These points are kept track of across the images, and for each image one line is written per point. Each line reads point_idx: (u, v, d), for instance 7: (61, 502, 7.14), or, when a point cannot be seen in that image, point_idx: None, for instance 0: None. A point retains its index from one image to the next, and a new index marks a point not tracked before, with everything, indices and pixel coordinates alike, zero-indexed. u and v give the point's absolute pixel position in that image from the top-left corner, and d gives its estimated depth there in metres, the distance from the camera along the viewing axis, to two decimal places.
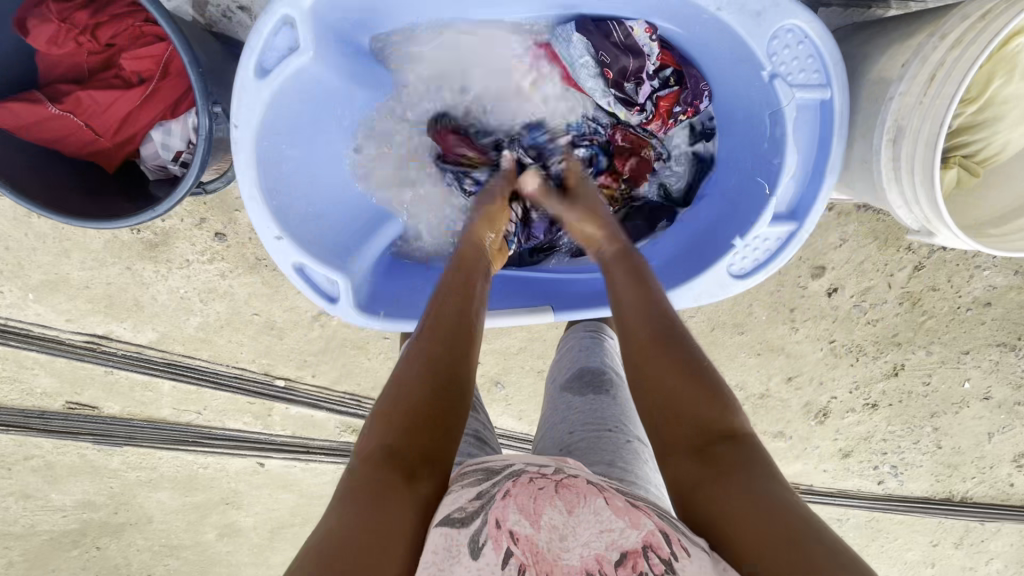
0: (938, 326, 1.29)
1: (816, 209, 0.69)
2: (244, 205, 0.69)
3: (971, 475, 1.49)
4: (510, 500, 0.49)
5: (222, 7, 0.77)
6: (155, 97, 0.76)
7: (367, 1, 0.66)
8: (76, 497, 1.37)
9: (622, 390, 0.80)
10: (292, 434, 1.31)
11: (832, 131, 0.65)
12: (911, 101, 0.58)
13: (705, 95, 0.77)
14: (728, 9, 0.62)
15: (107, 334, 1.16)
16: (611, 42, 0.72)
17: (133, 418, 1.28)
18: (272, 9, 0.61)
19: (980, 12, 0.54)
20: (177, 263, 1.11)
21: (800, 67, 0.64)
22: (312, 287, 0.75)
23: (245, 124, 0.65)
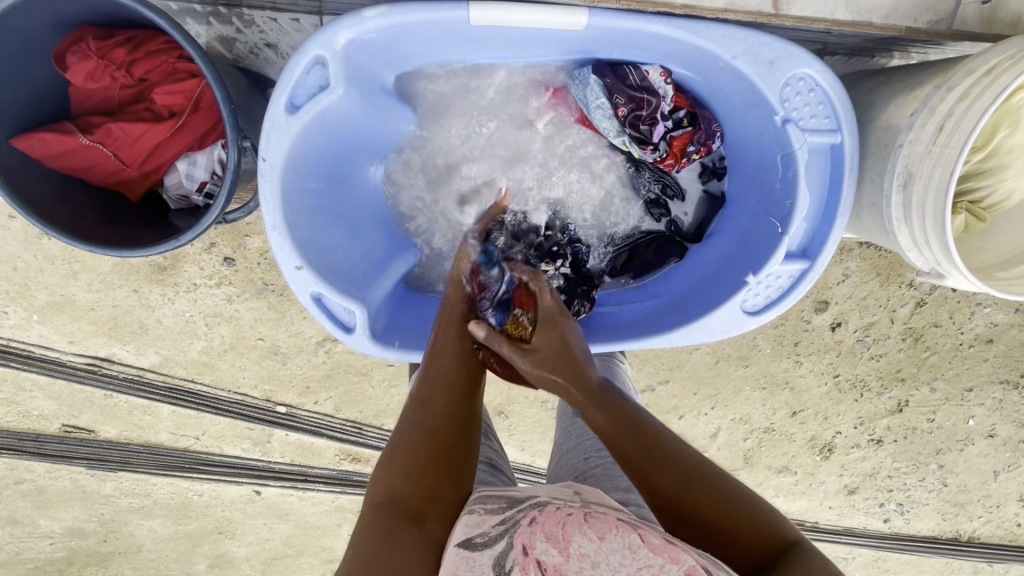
0: (942, 362, 1.30)
1: (827, 249, 0.70)
2: (266, 235, 0.69)
3: (978, 514, 1.49)
4: (538, 529, 0.50)
5: (249, 44, 0.79)
6: (184, 129, 0.77)
7: (394, 42, 0.67)
8: (65, 524, 1.34)
9: None
10: (291, 462, 1.29)
11: (842, 175, 0.67)
12: (920, 149, 0.60)
13: (717, 136, 0.79)
14: (743, 57, 0.64)
15: (108, 356, 1.15)
16: (627, 84, 0.73)
17: (129, 443, 1.25)
18: (305, 49, 0.62)
19: (984, 68, 0.57)
20: (185, 287, 1.11)
21: (811, 113, 0.66)
22: (327, 313, 0.75)
23: (273, 157, 0.66)
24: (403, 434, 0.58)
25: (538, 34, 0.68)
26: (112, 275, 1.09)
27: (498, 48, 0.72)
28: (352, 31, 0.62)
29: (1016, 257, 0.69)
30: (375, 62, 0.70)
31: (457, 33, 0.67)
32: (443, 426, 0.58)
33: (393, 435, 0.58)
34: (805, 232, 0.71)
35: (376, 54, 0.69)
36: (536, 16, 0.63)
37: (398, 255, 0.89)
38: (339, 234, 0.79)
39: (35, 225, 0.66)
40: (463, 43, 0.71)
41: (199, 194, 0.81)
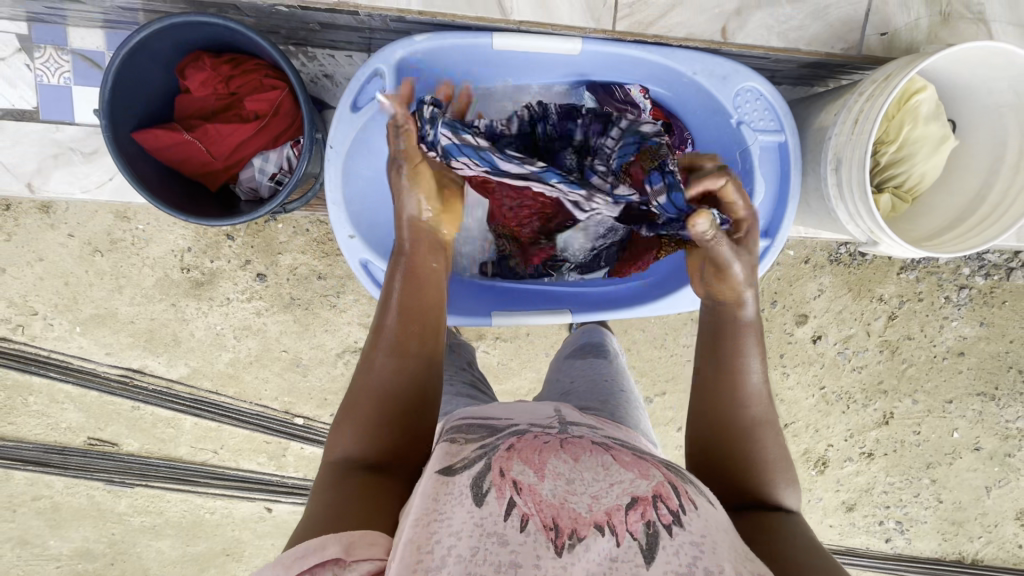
0: (920, 374, 1.39)
1: (786, 226, 0.83)
2: (327, 207, 0.82)
3: (977, 533, 1.52)
4: (514, 454, 0.54)
5: (311, 74, 0.94)
6: (265, 130, 0.84)
7: (431, 63, 0.84)
8: (75, 545, 1.35)
9: (617, 357, 0.90)
10: (304, 476, 1.33)
11: (788, 165, 0.82)
12: (844, 138, 0.73)
13: (689, 142, 0.91)
14: (702, 73, 0.81)
15: (141, 367, 1.23)
16: (614, 97, 0.89)
17: (149, 457, 1.30)
18: (368, 64, 0.78)
19: (882, 77, 0.71)
20: (218, 301, 1.21)
21: (759, 116, 0.81)
22: (370, 279, 0.87)
23: (338, 145, 0.80)
24: (354, 394, 0.65)
25: (540, 59, 0.85)
26: (153, 290, 1.19)
27: (509, 70, 0.88)
28: (404, 50, 0.79)
29: (944, 231, 0.82)
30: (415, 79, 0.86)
31: (476, 56, 0.84)
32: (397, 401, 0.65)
33: (344, 397, 0.66)
34: (766, 215, 0.84)
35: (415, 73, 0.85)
36: (540, 41, 0.81)
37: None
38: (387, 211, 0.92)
39: (143, 197, 0.73)
40: (482, 65, 0.86)
41: (268, 186, 0.87)
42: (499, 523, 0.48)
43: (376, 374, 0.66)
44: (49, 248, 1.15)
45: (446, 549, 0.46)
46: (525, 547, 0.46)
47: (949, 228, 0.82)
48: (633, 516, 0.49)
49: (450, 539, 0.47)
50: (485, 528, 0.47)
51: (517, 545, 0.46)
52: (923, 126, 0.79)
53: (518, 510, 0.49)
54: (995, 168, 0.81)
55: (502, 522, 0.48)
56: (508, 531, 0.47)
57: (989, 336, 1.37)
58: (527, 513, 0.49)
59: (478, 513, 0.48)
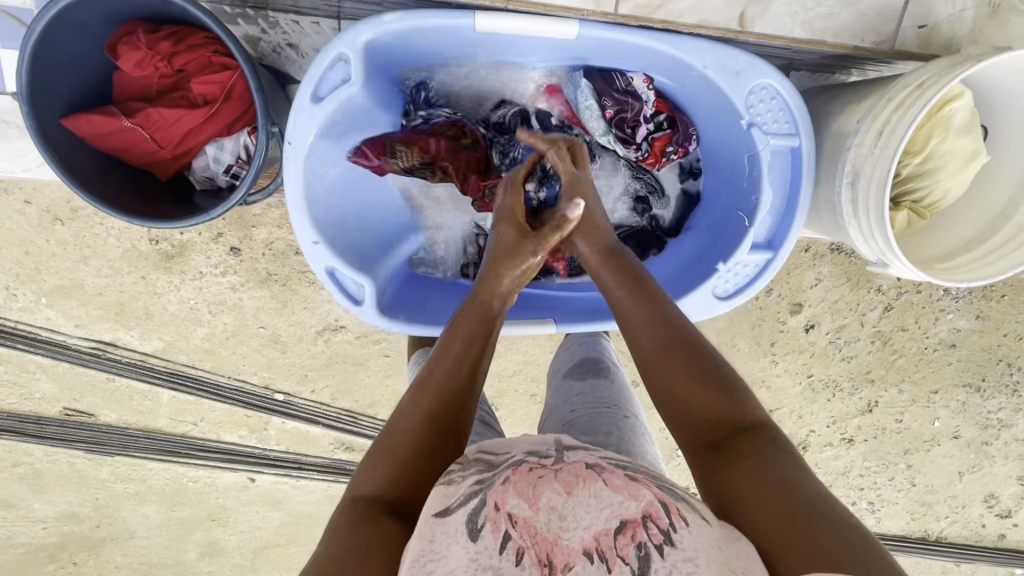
0: (908, 365, 1.38)
1: (790, 241, 0.78)
2: (289, 212, 0.74)
3: (944, 513, 1.58)
4: (510, 486, 0.51)
5: (273, 44, 0.84)
6: (216, 117, 0.76)
7: (409, 44, 0.76)
8: (60, 508, 1.36)
9: (619, 374, 0.84)
10: (286, 449, 1.33)
11: (801, 173, 0.75)
12: (865, 151, 0.67)
13: (693, 138, 0.86)
14: (713, 67, 0.73)
15: (113, 340, 1.19)
16: (614, 88, 0.82)
17: (128, 428, 1.28)
18: (331, 47, 0.69)
19: (916, 83, 0.64)
20: (191, 274, 1.15)
21: (773, 118, 0.74)
22: (340, 289, 0.80)
23: (297, 141, 0.72)
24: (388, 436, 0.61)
25: (530, 42, 0.77)
26: (120, 261, 1.13)
27: (500, 52, 0.80)
28: (372, 31, 0.70)
29: (956, 251, 0.78)
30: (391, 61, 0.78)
31: (460, 38, 0.75)
32: (433, 442, 0.60)
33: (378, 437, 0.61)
34: (769, 226, 0.79)
35: (388, 54, 0.76)
36: (530, 24, 0.72)
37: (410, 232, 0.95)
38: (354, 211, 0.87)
39: (82, 197, 0.66)
40: (469, 48, 0.78)
41: (225, 177, 0.80)
42: (494, 556, 0.46)
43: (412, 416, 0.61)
44: (5, 215, 1.08)
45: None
46: None
47: (964, 248, 0.78)
48: (624, 539, 0.47)
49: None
50: (479, 561, 0.45)
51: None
52: (954, 138, 0.72)
53: (513, 543, 0.47)
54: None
55: (497, 557, 0.46)
56: (502, 565, 0.46)
57: (983, 329, 1.34)
58: (522, 546, 0.47)
59: (472, 547, 0.47)
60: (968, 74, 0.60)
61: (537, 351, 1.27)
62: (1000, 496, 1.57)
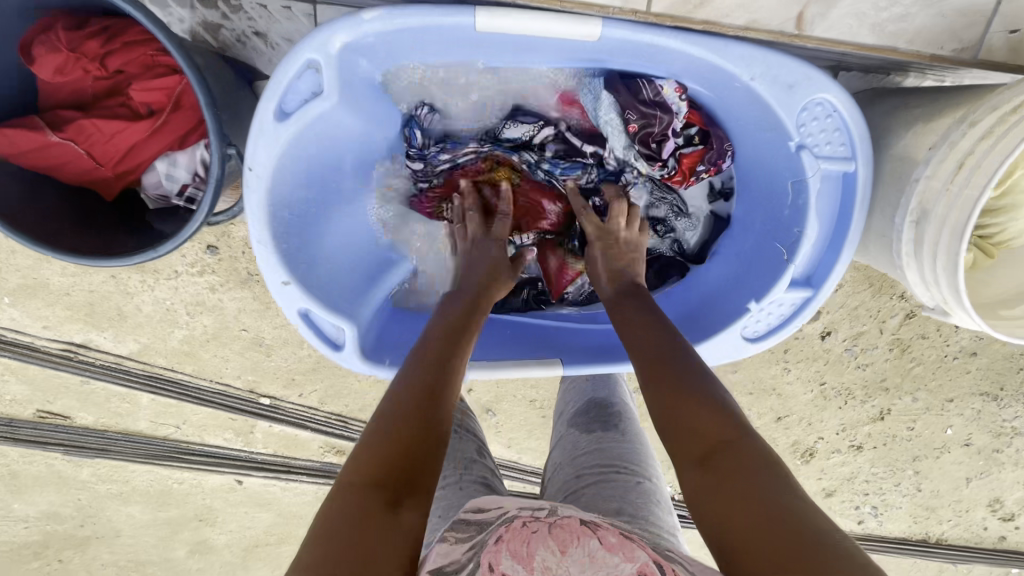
0: (925, 373, 1.32)
1: (831, 279, 0.75)
2: (254, 249, 0.71)
3: (946, 517, 1.56)
4: (503, 546, 0.51)
5: (237, 32, 0.76)
6: (163, 129, 0.74)
7: (391, 46, 0.67)
8: (41, 508, 1.31)
9: (630, 425, 0.83)
10: (273, 453, 1.27)
11: (853, 202, 0.70)
12: (937, 185, 0.62)
13: (727, 155, 0.81)
14: (761, 78, 0.66)
15: (85, 342, 1.11)
16: (639, 100, 0.75)
17: (107, 430, 1.22)
18: (297, 54, 0.63)
19: (1008, 106, 0.57)
20: (165, 274, 1.06)
21: (826, 139, 0.69)
22: (316, 331, 0.79)
23: (258, 167, 0.67)
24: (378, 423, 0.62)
25: (548, 44, 0.68)
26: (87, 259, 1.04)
27: (509, 52, 0.70)
28: (348, 35, 0.62)
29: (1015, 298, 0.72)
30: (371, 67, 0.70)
31: (459, 40, 0.67)
32: (421, 427, 0.61)
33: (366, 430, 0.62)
34: (811, 261, 0.76)
35: (367, 60, 0.68)
36: (545, 24, 0.63)
37: (393, 265, 0.92)
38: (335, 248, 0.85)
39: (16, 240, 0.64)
40: (470, 48, 0.69)
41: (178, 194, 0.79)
42: None
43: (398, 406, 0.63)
44: None
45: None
46: None
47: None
48: None
49: None
50: None
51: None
52: None
53: None
54: None
55: None
56: None
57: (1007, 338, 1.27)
58: None
59: None
60: None
61: None
62: (1005, 500, 1.54)
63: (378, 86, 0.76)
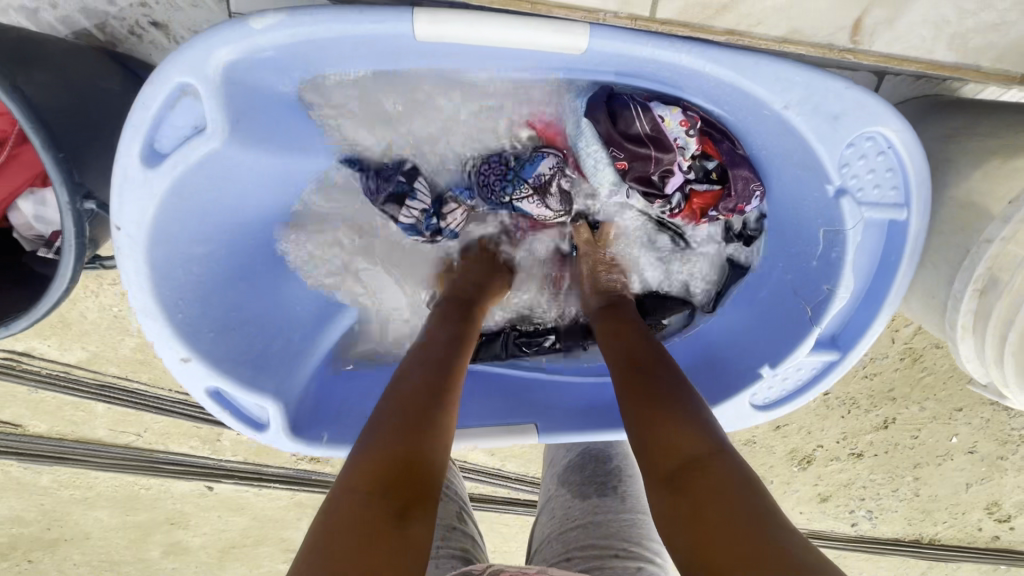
0: (936, 383, 1.24)
1: (860, 343, 0.73)
2: (139, 323, 0.66)
3: (942, 519, 1.52)
4: None
5: (129, 23, 0.69)
6: (18, 161, 0.71)
7: (292, 57, 0.57)
8: (2, 512, 1.26)
9: (627, 488, 0.81)
10: (244, 460, 1.20)
11: (901, 256, 0.66)
12: (1015, 257, 0.60)
13: (754, 197, 0.74)
14: (798, 106, 0.59)
15: (27, 350, 1.02)
16: (630, 133, 0.68)
17: (64, 438, 1.14)
18: (164, 77, 0.54)
19: None
20: (110, 280, 0.95)
21: (874, 183, 0.63)
22: (237, 408, 0.74)
23: (128, 225, 0.61)
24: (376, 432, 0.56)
25: (527, 56, 0.59)
26: None
27: (488, 64, 0.62)
28: (232, 51, 0.54)
29: None
30: (273, 83, 0.62)
31: (387, 52, 0.58)
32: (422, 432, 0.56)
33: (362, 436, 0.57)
34: (839, 321, 0.73)
35: (253, 81, 0.59)
36: (513, 32, 0.54)
37: (331, 319, 0.89)
38: (272, 308, 0.81)
39: None
40: (424, 57, 0.60)
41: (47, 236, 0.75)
42: None
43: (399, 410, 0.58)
44: None
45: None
46: None
47: None
48: None
49: None
50: None
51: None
52: None
53: None
54: None
55: None
56: None
57: None
58: None
59: None
60: None
61: None
62: (1003, 503, 1.51)
63: (295, 103, 0.67)
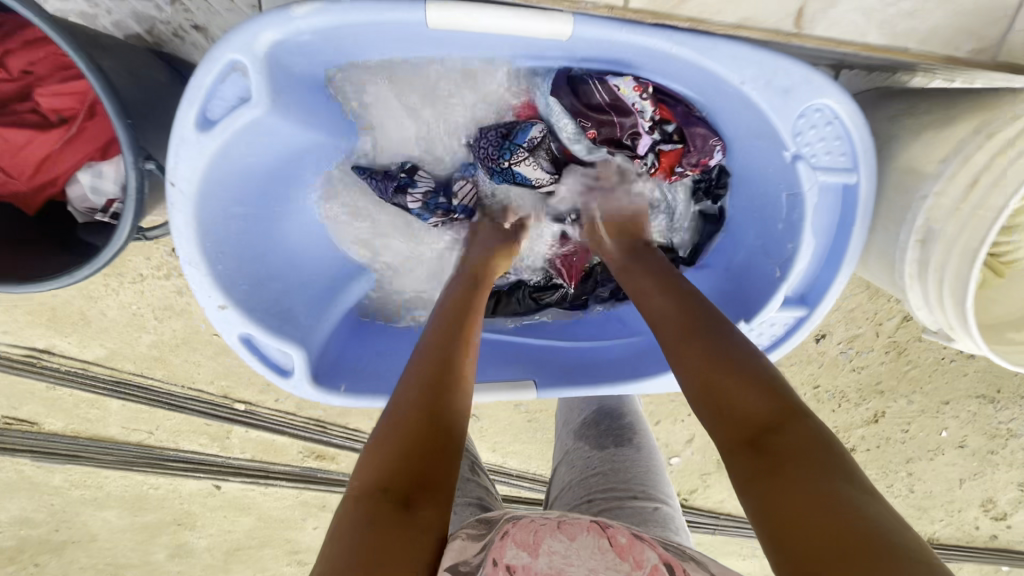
0: (921, 376, 1.28)
1: (827, 298, 0.75)
2: (184, 270, 0.70)
3: (939, 517, 1.54)
4: (509, 539, 0.53)
5: (173, 26, 0.75)
6: (80, 137, 0.74)
7: (334, 48, 0.65)
8: (12, 513, 1.28)
9: (643, 439, 0.85)
10: (251, 458, 1.23)
11: (853, 217, 0.70)
12: (947, 203, 0.64)
13: (715, 151, 0.79)
14: (753, 82, 0.64)
15: (48, 347, 1.06)
16: (592, 104, 0.74)
17: (77, 436, 1.18)
18: (220, 54, 0.59)
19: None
20: (129, 278, 1.01)
21: (824, 150, 0.68)
22: (263, 356, 0.78)
23: (182, 180, 0.65)
24: (386, 426, 0.60)
25: (515, 42, 0.65)
26: None
27: (475, 51, 0.69)
28: (277, 33, 0.59)
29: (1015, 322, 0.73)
30: (312, 66, 0.67)
31: (416, 38, 0.64)
32: (424, 426, 0.59)
33: (373, 432, 0.61)
34: (806, 279, 0.76)
35: (308, 58, 0.66)
36: (510, 20, 0.60)
37: (353, 278, 0.94)
38: (298, 266, 0.86)
39: None
40: (434, 44, 0.66)
41: (103, 212, 0.77)
42: None
43: (407, 401, 0.61)
44: None
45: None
46: None
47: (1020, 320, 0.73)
48: None
49: None
50: None
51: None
52: None
53: None
54: None
55: None
56: None
57: None
58: None
59: None
60: None
61: None
62: (997, 500, 1.52)
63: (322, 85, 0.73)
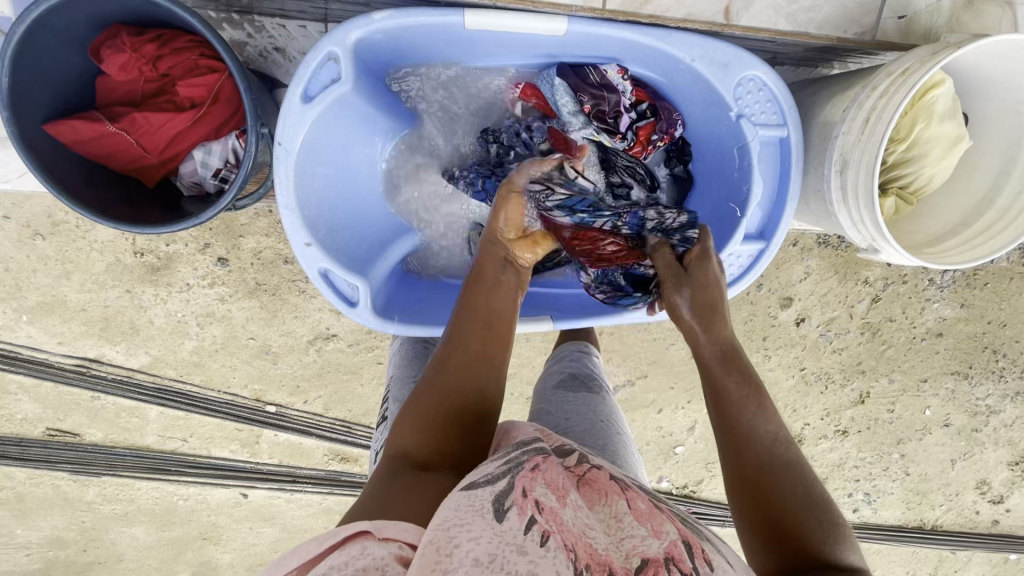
0: (897, 355, 1.40)
1: (780, 229, 0.87)
2: (280, 214, 0.80)
3: (939, 502, 1.58)
4: (539, 474, 0.52)
5: (260, 48, 0.90)
6: (202, 120, 0.81)
7: (396, 45, 0.82)
8: (43, 533, 1.32)
9: (608, 391, 0.91)
10: (279, 463, 1.30)
11: (790, 163, 0.84)
12: (852, 139, 0.75)
13: (678, 124, 0.92)
14: (700, 60, 0.81)
15: (98, 357, 1.16)
16: (588, 82, 0.87)
17: (115, 446, 1.25)
18: (321, 47, 0.74)
19: (900, 71, 0.71)
20: (177, 287, 1.13)
21: (761, 109, 0.83)
22: (334, 289, 0.86)
23: (287, 140, 0.77)
24: (418, 398, 0.66)
25: (516, 40, 0.83)
26: (103, 276, 1.10)
27: (480, 50, 0.86)
28: (361, 31, 0.75)
29: (944, 235, 0.83)
30: (377, 60, 0.83)
31: (453, 38, 0.82)
32: (453, 407, 0.64)
33: (406, 405, 0.66)
34: (762, 217, 0.88)
35: (375, 55, 0.82)
36: (510, 21, 0.77)
37: (402, 236, 1.01)
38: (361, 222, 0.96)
39: (75, 211, 0.72)
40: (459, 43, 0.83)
41: (213, 181, 0.86)
42: (520, 536, 0.44)
43: (438, 381, 0.66)
44: None
45: (463, 551, 0.43)
46: (545, 560, 0.43)
47: (953, 232, 0.83)
48: None
49: (468, 542, 0.44)
50: (502, 539, 0.44)
51: (536, 557, 0.43)
52: (937, 124, 0.78)
53: (540, 527, 0.46)
54: (1007, 169, 0.80)
55: (522, 538, 0.44)
56: (527, 544, 0.44)
57: (968, 317, 1.36)
58: (547, 530, 0.46)
59: (498, 528, 0.45)
60: (945, 61, 0.67)
61: (531, 355, 1.27)
62: (992, 482, 1.56)
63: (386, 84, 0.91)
